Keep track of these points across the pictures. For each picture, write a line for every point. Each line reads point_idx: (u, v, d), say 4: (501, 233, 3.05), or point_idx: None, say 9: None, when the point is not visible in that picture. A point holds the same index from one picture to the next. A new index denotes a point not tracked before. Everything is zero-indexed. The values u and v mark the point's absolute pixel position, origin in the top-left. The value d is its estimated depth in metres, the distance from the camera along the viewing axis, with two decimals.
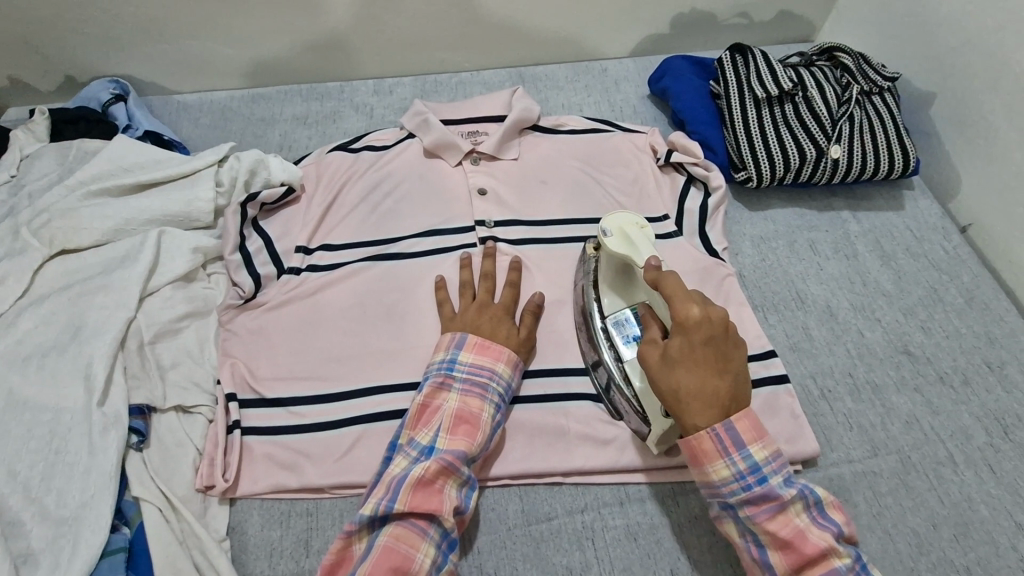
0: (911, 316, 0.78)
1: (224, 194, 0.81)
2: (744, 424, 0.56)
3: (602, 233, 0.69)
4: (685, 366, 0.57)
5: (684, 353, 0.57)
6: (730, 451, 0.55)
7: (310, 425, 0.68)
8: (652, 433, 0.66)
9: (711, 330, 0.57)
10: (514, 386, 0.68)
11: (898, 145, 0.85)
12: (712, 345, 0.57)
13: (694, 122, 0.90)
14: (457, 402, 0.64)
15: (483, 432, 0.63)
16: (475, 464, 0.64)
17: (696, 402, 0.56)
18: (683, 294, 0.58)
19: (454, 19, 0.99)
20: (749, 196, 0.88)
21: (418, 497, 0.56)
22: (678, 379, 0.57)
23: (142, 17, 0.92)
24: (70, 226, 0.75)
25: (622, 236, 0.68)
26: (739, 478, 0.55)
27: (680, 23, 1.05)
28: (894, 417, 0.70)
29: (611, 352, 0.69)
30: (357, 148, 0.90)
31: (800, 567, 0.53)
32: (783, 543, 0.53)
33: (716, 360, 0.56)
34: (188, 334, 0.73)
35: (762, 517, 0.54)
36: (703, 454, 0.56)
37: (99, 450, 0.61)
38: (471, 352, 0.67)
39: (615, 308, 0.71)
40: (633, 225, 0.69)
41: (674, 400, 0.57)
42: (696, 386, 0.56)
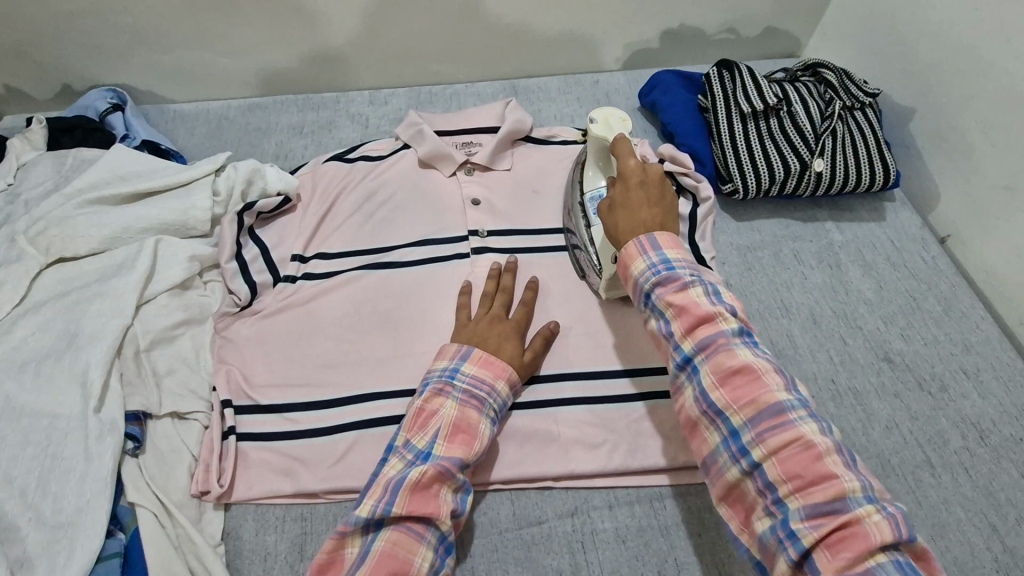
0: (891, 324, 0.80)
1: (221, 203, 0.83)
2: (663, 235, 0.61)
3: (590, 120, 0.77)
4: (625, 207, 0.64)
5: (623, 195, 0.65)
6: (657, 267, 0.59)
7: (305, 431, 0.69)
8: (602, 281, 0.78)
9: (646, 177, 0.66)
10: (508, 403, 0.69)
11: (879, 159, 0.88)
12: (647, 187, 0.65)
13: (682, 134, 0.92)
14: (456, 411, 0.64)
15: (478, 442, 0.63)
16: (468, 475, 0.64)
17: (632, 230, 0.63)
18: (628, 151, 0.69)
19: (448, 33, 1.01)
20: (735, 207, 0.90)
21: (415, 501, 0.57)
22: (617, 218, 0.64)
23: (139, 28, 0.94)
24: (67, 234, 0.75)
25: (605, 124, 0.77)
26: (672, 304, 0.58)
27: (669, 38, 1.08)
28: (874, 422, 0.72)
29: (586, 220, 0.80)
30: (353, 157, 0.91)
31: (736, 395, 0.52)
32: (722, 373, 0.53)
33: (648, 197, 0.64)
34: (184, 341, 0.74)
35: (705, 348, 0.54)
36: (627, 258, 0.61)
37: (95, 456, 0.62)
38: (475, 364, 0.67)
39: (593, 184, 0.80)
40: (618, 119, 0.78)
41: (614, 233, 0.64)
42: (630, 220, 0.63)
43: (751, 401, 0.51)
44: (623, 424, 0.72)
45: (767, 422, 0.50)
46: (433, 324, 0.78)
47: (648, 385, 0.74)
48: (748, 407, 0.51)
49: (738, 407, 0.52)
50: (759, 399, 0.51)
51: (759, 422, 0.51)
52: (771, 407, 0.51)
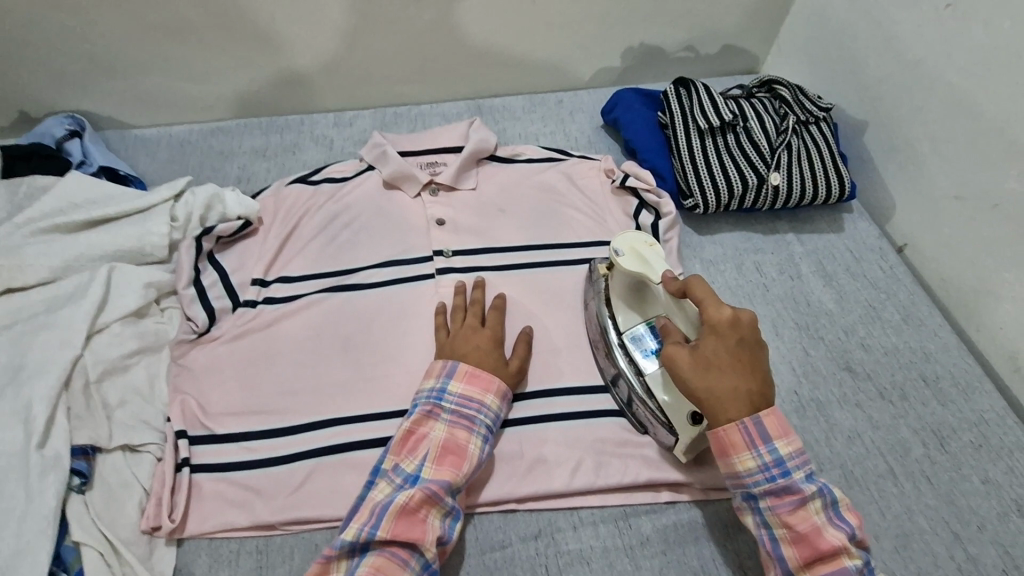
0: (852, 333, 0.81)
1: (179, 229, 0.81)
2: (770, 420, 0.59)
3: (614, 253, 0.71)
4: (719, 370, 0.60)
5: (717, 352, 0.60)
6: (756, 444, 0.59)
7: (263, 460, 0.68)
8: (681, 441, 0.68)
9: (740, 330, 0.61)
10: (502, 415, 0.70)
11: (834, 171, 0.89)
12: (742, 344, 0.60)
13: (644, 151, 0.93)
14: (445, 432, 0.65)
15: (468, 463, 0.64)
16: (460, 496, 0.64)
17: (731, 406, 0.59)
18: (711, 299, 0.63)
19: (410, 55, 1.01)
20: (698, 221, 0.91)
21: (400, 526, 0.58)
22: (712, 382, 0.60)
23: (97, 55, 0.93)
24: (14, 264, 0.73)
25: (635, 255, 0.70)
26: (763, 471, 0.59)
27: (631, 57, 1.10)
28: (837, 433, 0.72)
29: (630, 365, 0.72)
30: (316, 179, 0.91)
31: (812, 562, 0.56)
32: (799, 536, 0.57)
33: (744, 358, 0.60)
34: (137, 371, 0.72)
35: (784, 509, 0.58)
36: (731, 445, 0.59)
37: (36, 494, 0.59)
38: (462, 382, 0.68)
39: (629, 323, 0.74)
40: (643, 244, 0.71)
41: (707, 400, 0.60)
42: (728, 386, 0.59)
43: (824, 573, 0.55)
44: (586, 443, 0.71)
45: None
46: (395, 346, 0.77)
47: (610, 399, 0.74)
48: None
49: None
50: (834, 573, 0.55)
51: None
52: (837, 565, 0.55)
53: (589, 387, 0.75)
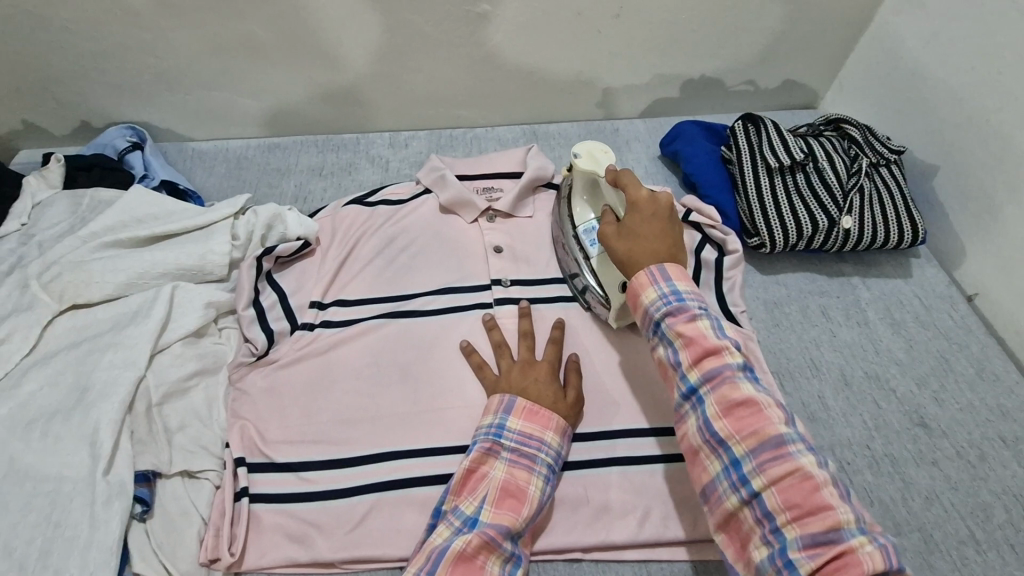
0: (924, 386, 0.78)
1: (240, 248, 0.80)
2: (673, 266, 0.61)
3: (574, 155, 0.80)
4: (638, 232, 0.65)
5: (635, 220, 0.66)
6: (659, 280, 0.61)
7: (321, 493, 0.66)
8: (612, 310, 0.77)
9: (658, 206, 0.67)
10: (563, 453, 0.67)
11: (906, 217, 0.87)
12: (659, 215, 0.66)
13: (706, 185, 0.92)
14: (504, 472, 0.62)
15: (529, 505, 0.61)
16: (521, 540, 0.62)
17: (642, 258, 0.64)
18: (636, 182, 0.70)
19: (471, 79, 1.01)
20: (761, 260, 0.90)
21: (457, 572, 0.55)
22: (631, 244, 0.65)
23: (163, 69, 0.93)
24: (80, 280, 0.73)
25: (589, 157, 0.80)
26: (664, 299, 0.60)
27: (689, 88, 1.09)
28: (914, 492, 0.69)
29: (581, 252, 0.81)
30: (373, 201, 0.90)
31: (726, 405, 0.55)
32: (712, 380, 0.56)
33: (662, 226, 0.65)
34: (197, 393, 0.71)
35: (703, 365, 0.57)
36: (638, 288, 0.62)
37: (101, 522, 0.58)
38: (520, 418, 0.65)
39: (584, 217, 0.83)
40: (599, 151, 0.81)
41: (627, 259, 0.64)
42: (643, 245, 0.64)
43: (746, 427, 0.54)
44: (653, 490, 0.69)
45: (720, 383, 0.56)
46: (453, 378, 0.75)
47: (676, 446, 0.71)
48: (739, 425, 0.54)
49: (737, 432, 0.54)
50: (756, 425, 0.54)
51: (755, 447, 0.53)
52: (802, 482, 0.50)
53: (653, 432, 0.72)
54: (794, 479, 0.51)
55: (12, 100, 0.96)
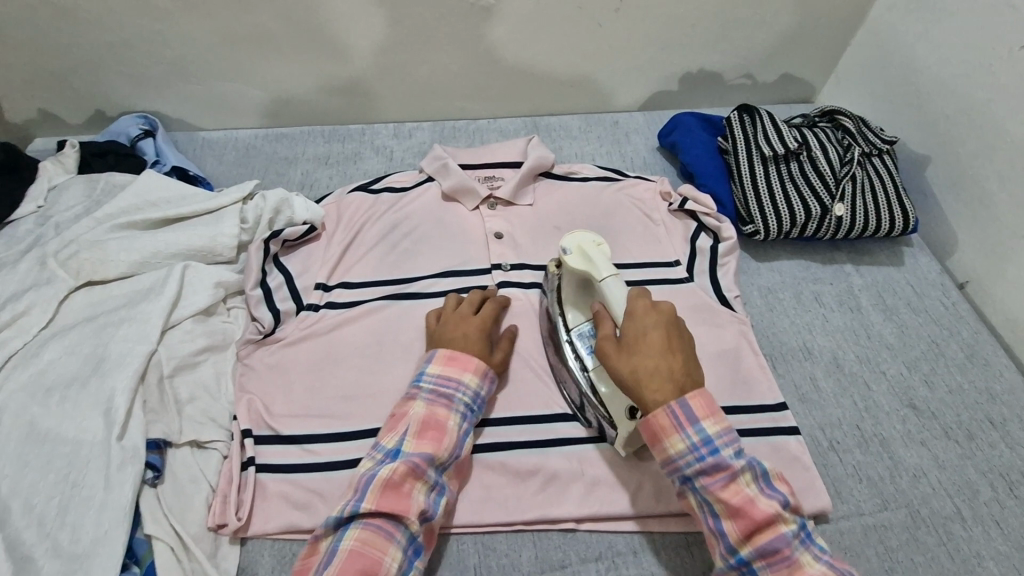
0: (915, 369, 0.80)
1: (248, 231, 0.83)
2: (696, 399, 0.57)
3: (562, 252, 0.71)
4: (642, 351, 0.60)
5: (636, 334, 0.61)
6: (686, 426, 0.57)
7: (325, 463, 0.68)
8: (618, 437, 0.68)
9: (662, 317, 0.62)
10: (484, 394, 0.68)
11: (898, 205, 0.89)
12: (664, 329, 0.61)
13: (703, 175, 0.94)
14: (425, 409, 0.63)
15: (449, 437, 0.62)
16: (446, 472, 0.63)
17: (656, 383, 0.58)
18: (639, 294, 0.64)
19: (474, 71, 1.03)
20: (756, 248, 0.91)
21: (385, 499, 0.56)
22: (636, 362, 0.59)
23: (176, 59, 0.96)
24: (96, 258, 0.75)
25: (581, 254, 0.70)
26: (693, 450, 0.56)
27: (689, 81, 1.11)
28: (902, 470, 0.71)
29: (577, 362, 0.71)
30: (378, 188, 0.92)
31: (750, 535, 0.54)
32: (735, 511, 0.55)
33: (670, 342, 0.60)
34: (206, 367, 0.73)
35: (717, 486, 0.55)
36: (659, 429, 0.57)
37: (115, 484, 0.60)
38: (440, 364, 0.67)
39: (579, 321, 0.73)
40: (591, 244, 0.71)
41: (633, 383, 0.59)
42: (652, 366, 0.59)
43: (764, 544, 0.54)
44: (646, 465, 0.71)
45: (738, 498, 0.55)
46: None
47: None
48: (761, 548, 0.54)
49: (753, 549, 0.54)
50: (773, 542, 0.53)
51: (770, 563, 0.53)
52: None
53: None
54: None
55: (30, 88, 0.99)
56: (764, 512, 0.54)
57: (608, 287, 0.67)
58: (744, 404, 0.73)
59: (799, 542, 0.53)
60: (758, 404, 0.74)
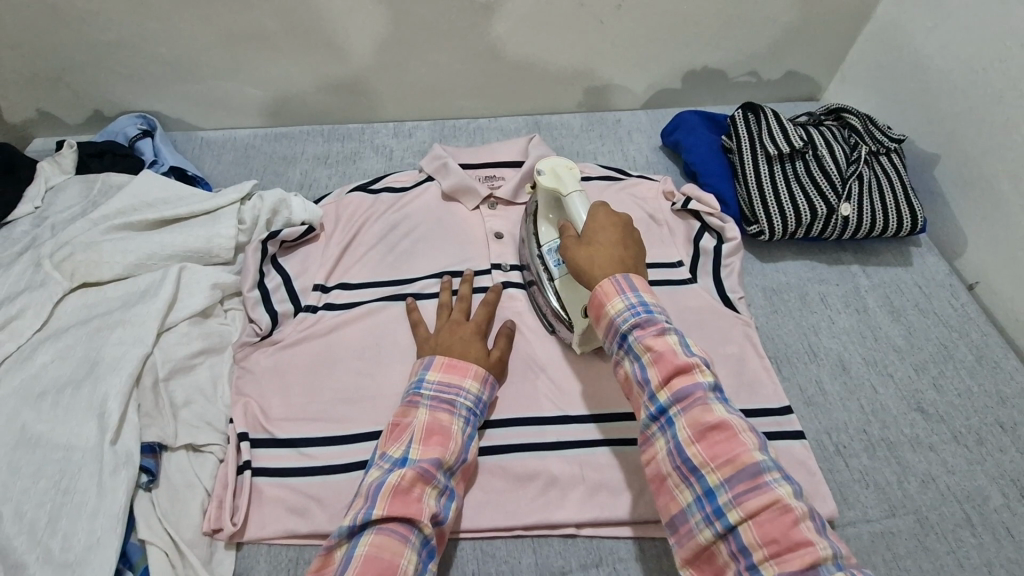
0: (923, 372, 0.78)
1: (246, 232, 0.82)
2: (636, 275, 0.60)
3: (537, 171, 0.74)
4: (600, 242, 0.63)
5: (593, 231, 0.64)
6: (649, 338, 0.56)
7: (322, 468, 0.67)
8: (574, 335, 0.73)
9: (618, 220, 0.66)
10: (485, 400, 0.68)
11: (906, 205, 0.87)
12: (617, 229, 0.65)
13: (707, 174, 0.93)
14: (428, 416, 0.62)
15: (455, 442, 0.62)
16: (453, 478, 0.62)
17: (605, 266, 0.61)
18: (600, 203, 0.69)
19: (474, 70, 1.02)
20: (760, 248, 0.90)
21: (396, 503, 0.54)
22: (592, 252, 0.63)
23: (174, 58, 0.95)
24: (91, 259, 0.75)
25: (554, 174, 0.73)
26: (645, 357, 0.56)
27: (692, 79, 1.10)
28: (910, 476, 0.70)
29: (545, 273, 0.77)
30: (377, 188, 0.91)
31: (712, 449, 0.51)
32: (696, 425, 0.52)
33: (624, 238, 0.64)
34: (202, 370, 0.72)
35: (674, 397, 0.53)
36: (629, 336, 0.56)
37: (108, 491, 0.59)
38: (440, 370, 0.66)
39: (549, 237, 0.78)
40: (563, 167, 0.74)
41: (588, 267, 0.62)
42: (604, 254, 0.62)
43: (723, 456, 0.51)
44: (649, 469, 0.69)
45: (693, 407, 0.53)
46: None
47: None
48: (722, 461, 0.50)
49: (708, 462, 0.51)
50: (730, 452, 0.50)
51: (726, 475, 0.50)
52: (781, 514, 0.47)
53: None
54: (771, 506, 0.48)
55: (27, 89, 0.98)
56: (726, 424, 0.52)
57: (574, 202, 0.71)
58: (750, 408, 0.72)
59: (764, 466, 0.50)
60: (763, 408, 0.72)
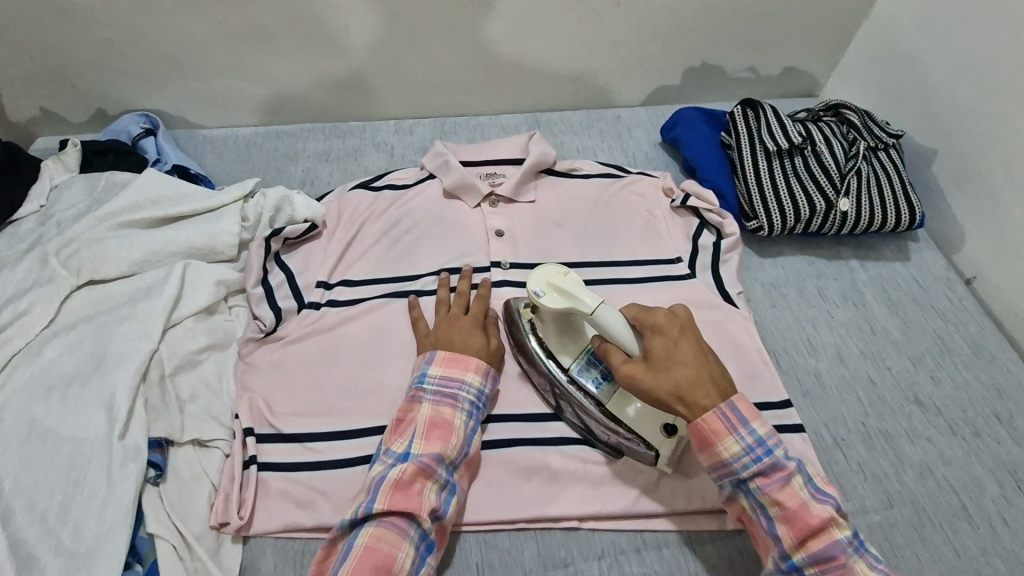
0: (920, 365, 0.79)
1: (249, 229, 0.83)
2: (743, 403, 0.60)
3: (537, 296, 0.66)
4: (677, 361, 0.61)
5: (665, 349, 0.63)
6: (738, 428, 0.58)
7: (327, 462, 0.68)
8: (661, 459, 0.68)
9: (682, 324, 0.65)
10: (487, 393, 0.69)
11: (904, 200, 0.88)
12: (688, 337, 0.64)
13: (706, 170, 0.93)
14: (430, 410, 0.65)
15: (456, 435, 0.64)
16: (456, 471, 0.64)
17: (703, 392, 0.60)
18: (647, 308, 0.66)
19: (474, 67, 1.03)
20: (759, 243, 0.91)
21: (396, 497, 0.58)
22: (675, 375, 0.60)
23: (176, 56, 0.96)
24: (98, 257, 0.75)
25: (558, 293, 0.65)
26: (748, 451, 0.58)
27: (691, 75, 1.10)
28: (908, 467, 0.70)
29: (587, 397, 0.70)
30: (378, 185, 0.92)
31: (805, 540, 0.56)
32: (790, 514, 0.57)
33: (699, 347, 0.63)
34: (207, 365, 0.73)
35: (774, 488, 0.57)
36: (714, 435, 0.59)
37: (117, 483, 0.60)
38: (442, 366, 0.68)
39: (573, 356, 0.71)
40: (561, 276, 0.66)
41: (680, 395, 0.60)
42: (692, 376, 0.61)
43: (819, 549, 0.55)
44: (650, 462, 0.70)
45: (783, 496, 0.57)
46: None
47: None
48: (815, 553, 0.55)
49: (806, 554, 0.56)
50: (828, 547, 0.55)
51: (824, 568, 0.55)
52: None
53: None
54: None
55: (30, 87, 0.99)
56: (818, 516, 0.56)
57: (609, 328, 0.63)
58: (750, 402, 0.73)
59: (854, 551, 0.55)
60: (762, 402, 0.73)
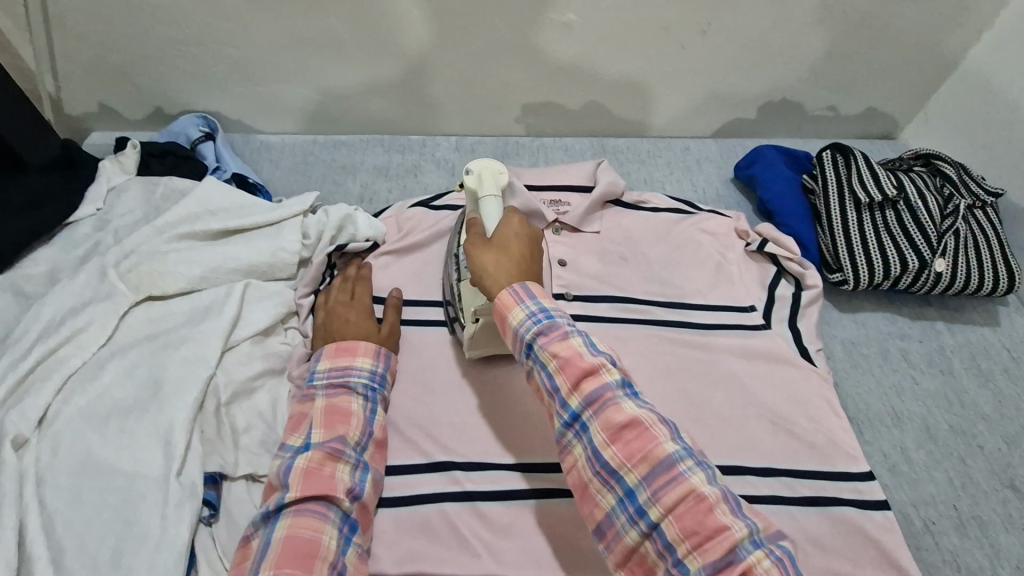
0: (1015, 446, 0.74)
1: (309, 247, 0.79)
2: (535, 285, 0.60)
3: (466, 171, 0.72)
4: (499, 249, 0.63)
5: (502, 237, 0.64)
6: (591, 394, 0.52)
7: (384, 499, 0.64)
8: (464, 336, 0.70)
9: (531, 237, 0.66)
10: (383, 372, 0.68)
11: (1002, 264, 0.83)
12: (529, 244, 0.64)
13: (785, 214, 0.88)
14: (325, 400, 0.64)
15: (356, 418, 0.63)
16: (369, 452, 0.63)
17: (500, 273, 0.61)
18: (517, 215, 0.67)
19: (543, 88, 0.99)
20: (840, 297, 0.86)
21: (306, 484, 0.57)
22: (493, 259, 0.62)
23: (240, 59, 0.93)
24: (157, 271, 0.72)
25: (479, 177, 0.71)
26: (530, 317, 0.57)
27: (768, 110, 1.05)
28: (1004, 560, 0.65)
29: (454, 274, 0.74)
30: (438, 205, 0.86)
31: (676, 515, 0.48)
32: (655, 485, 0.49)
33: (530, 253, 0.64)
34: (262, 394, 0.69)
35: (640, 457, 0.50)
36: (522, 341, 0.57)
37: (172, 524, 0.57)
38: (330, 358, 0.66)
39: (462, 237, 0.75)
40: (491, 172, 0.72)
41: (479, 271, 0.62)
42: (499, 261, 0.62)
43: (690, 524, 0.47)
44: None
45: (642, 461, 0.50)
46: (514, 396, 0.71)
47: (756, 488, 0.67)
48: (690, 530, 0.47)
49: (679, 532, 0.47)
50: (702, 521, 0.47)
51: (702, 550, 0.46)
52: None
53: (725, 469, 0.68)
54: None
55: (89, 81, 0.96)
56: (690, 489, 0.48)
57: (487, 206, 0.69)
58: (826, 473, 0.69)
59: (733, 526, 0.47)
60: (839, 472, 0.69)
